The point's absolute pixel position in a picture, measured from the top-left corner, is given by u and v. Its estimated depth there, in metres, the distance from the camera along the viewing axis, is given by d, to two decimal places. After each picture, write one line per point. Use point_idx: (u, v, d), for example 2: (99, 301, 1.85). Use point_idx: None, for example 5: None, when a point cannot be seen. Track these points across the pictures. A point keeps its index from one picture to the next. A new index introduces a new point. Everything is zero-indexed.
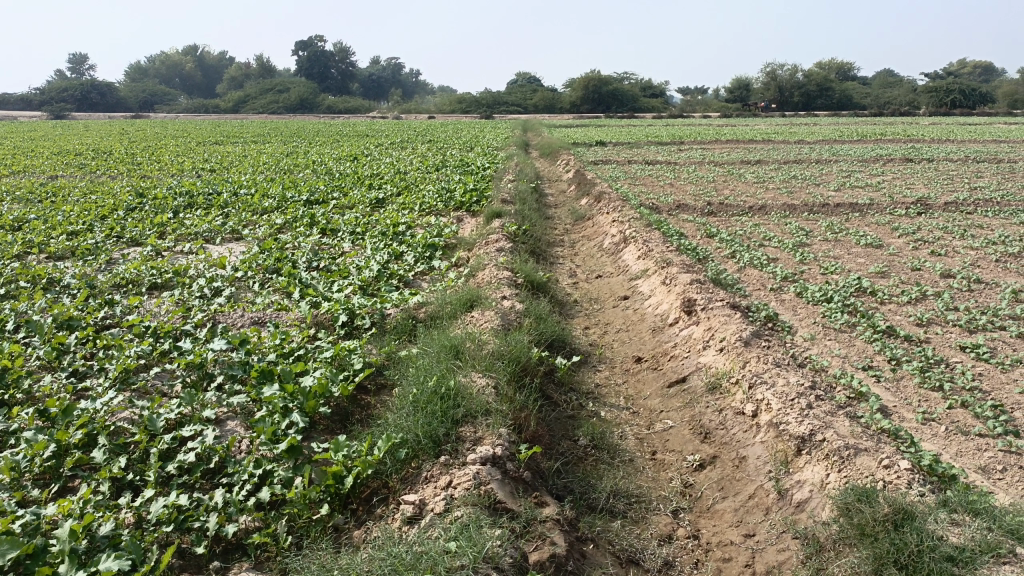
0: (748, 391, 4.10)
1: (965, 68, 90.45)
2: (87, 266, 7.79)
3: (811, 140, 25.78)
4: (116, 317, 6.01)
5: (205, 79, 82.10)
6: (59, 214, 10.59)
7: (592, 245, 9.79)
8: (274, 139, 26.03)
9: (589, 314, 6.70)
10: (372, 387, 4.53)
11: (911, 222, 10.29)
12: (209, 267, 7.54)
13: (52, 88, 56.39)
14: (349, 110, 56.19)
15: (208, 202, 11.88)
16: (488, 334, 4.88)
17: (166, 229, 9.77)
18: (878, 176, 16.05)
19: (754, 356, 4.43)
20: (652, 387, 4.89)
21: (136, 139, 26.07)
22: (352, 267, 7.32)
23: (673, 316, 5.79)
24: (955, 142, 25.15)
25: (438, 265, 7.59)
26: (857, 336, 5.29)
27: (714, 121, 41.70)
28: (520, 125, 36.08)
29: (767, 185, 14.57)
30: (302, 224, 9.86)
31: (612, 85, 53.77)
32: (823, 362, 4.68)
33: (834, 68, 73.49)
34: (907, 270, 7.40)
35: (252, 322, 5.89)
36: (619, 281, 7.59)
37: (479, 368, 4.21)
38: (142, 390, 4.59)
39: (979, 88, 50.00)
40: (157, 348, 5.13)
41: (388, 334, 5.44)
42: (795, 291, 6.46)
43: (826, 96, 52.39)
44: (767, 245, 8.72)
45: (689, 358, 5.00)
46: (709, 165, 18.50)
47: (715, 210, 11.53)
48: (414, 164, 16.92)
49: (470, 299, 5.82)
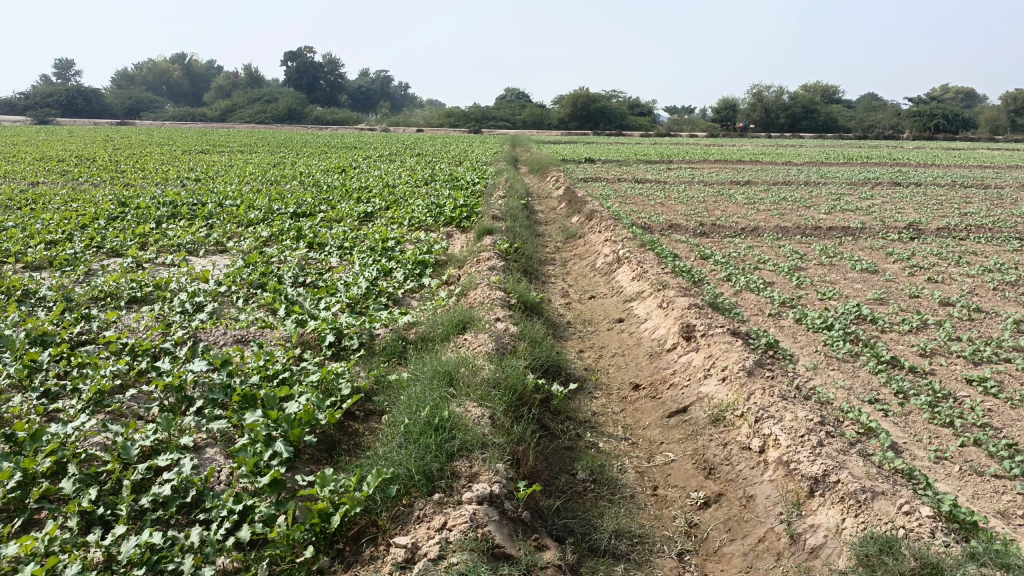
0: (755, 425, 3.94)
1: (948, 94, 91.64)
2: (65, 277, 7.53)
3: (799, 162, 25.87)
4: (92, 333, 5.76)
5: (192, 87, 81.70)
6: (39, 222, 10.30)
7: (584, 265, 9.64)
8: (261, 149, 25.77)
9: (584, 336, 6.53)
10: (360, 413, 4.32)
11: (904, 247, 10.24)
12: (191, 281, 7.30)
13: (37, 92, 55.81)
14: (337, 123, 56.04)
15: (192, 213, 11.63)
16: (482, 359, 4.69)
17: (148, 240, 9.52)
18: (868, 199, 16.06)
19: (759, 387, 4.27)
20: (651, 416, 4.71)
21: (121, 146, 25.75)
22: (340, 283, 7.11)
23: (671, 341, 5.64)
24: (941, 167, 25.32)
25: (429, 283, 7.40)
26: (861, 366, 5.16)
27: (702, 141, 41.87)
28: (508, 140, 36.06)
29: (758, 206, 14.52)
30: (288, 237, 9.65)
31: (600, 103, 53.96)
32: (828, 394, 4.54)
33: (819, 90, 74.25)
34: (905, 297, 7.31)
35: (235, 341, 5.66)
36: (613, 303, 7.44)
37: (473, 396, 4.02)
38: (117, 412, 4.35)
39: (961, 114, 50.64)
40: (135, 368, 4.89)
41: (377, 356, 5.23)
42: (794, 317, 6.33)
43: (812, 118, 52.86)
44: (763, 268, 8.62)
45: (689, 386, 4.83)
46: (699, 185, 18.47)
47: (707, 231, 11.43)
48: (403, 178, 16.75)
49: (463, 321, 5.63)
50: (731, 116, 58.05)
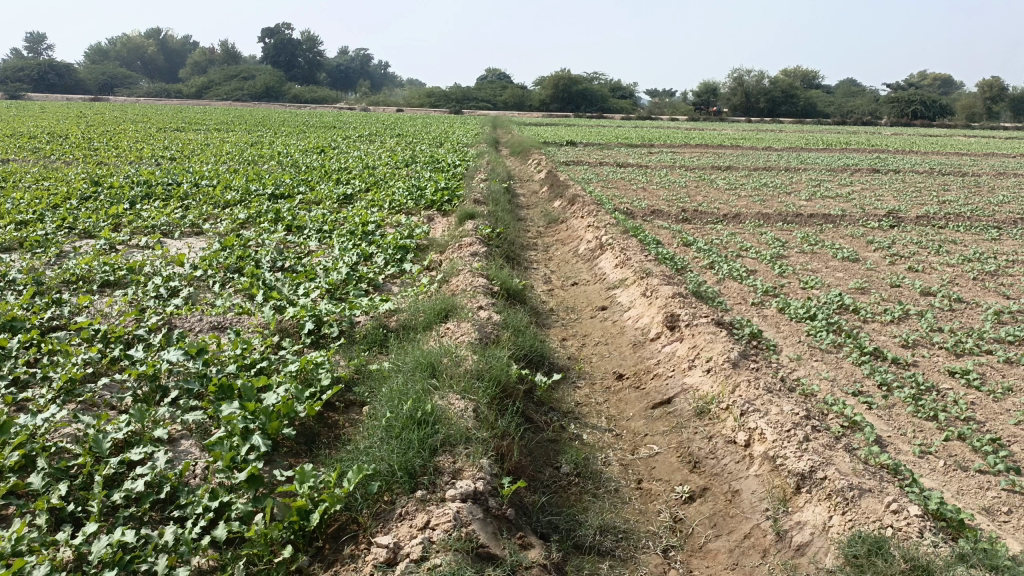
0: (740, 418, 3.91)
1: (926, 81, 92.29)
2: (35, 259, 7.32)
3: (779, 147, 25.93)
4: (63, 318, 5.60)
5: (167, 63, 80.24)
6: (8, 201, 10.02)
7: (566, 250, 9.57)
8: (238, 128, 25.32)
9: (566, 324, 6.47)
10: (340, 404, 4.24)
11: (884, 235, 10.28)
12: (166, 265, 7.13)
13: (6, 65, 54.38)
14: (315, 102, 55.37)
15: (167, 193, 11.39)
16: (465, 349, 4.61)
17: (121, 221, 9.29)
18: (848, 186, 16.11)
19: (744, 379, 4.24)
20: (635, 407, 4.67)
21: (94, 123, 25.21)
22: (319, 268, 6.98)
23: (655, 331, 5.60)
24: (919, 154, 25.51)
25: (410, 268, 7.30)
26: (844, 358, 5.16)
27: (682, 125, 41.83)
28: (490, 122, 35.81)
29: (739, 192, 14.51)
30: (266, 219, 9.48)
31: (582, 85, 53.71)
32: (813, 387, 4.52)
33: (799, 75, 74.50)
34: (886, 286, 7.32)
35: (211, 327, 5.54)
36: (596, 290, 7.38)
37: (456, 389, 3.95)
38: (89, 402, 4.23)
39: (939, 101, 51.08)
40: (108, 356, 4.76)
41: (358, 345, 5.14)
42: (778, 306, 6.31)
43: (791, 104, 53.08)
44: (745, 256, 8.60)
45: (673, 377, 4.79)
46: (681, 170, 18.44)
47: (689, 217, 11.40)
48: (382, 159, 16.52)
49: (445, 309, 5.54)
50: (711, 99, 58.15)
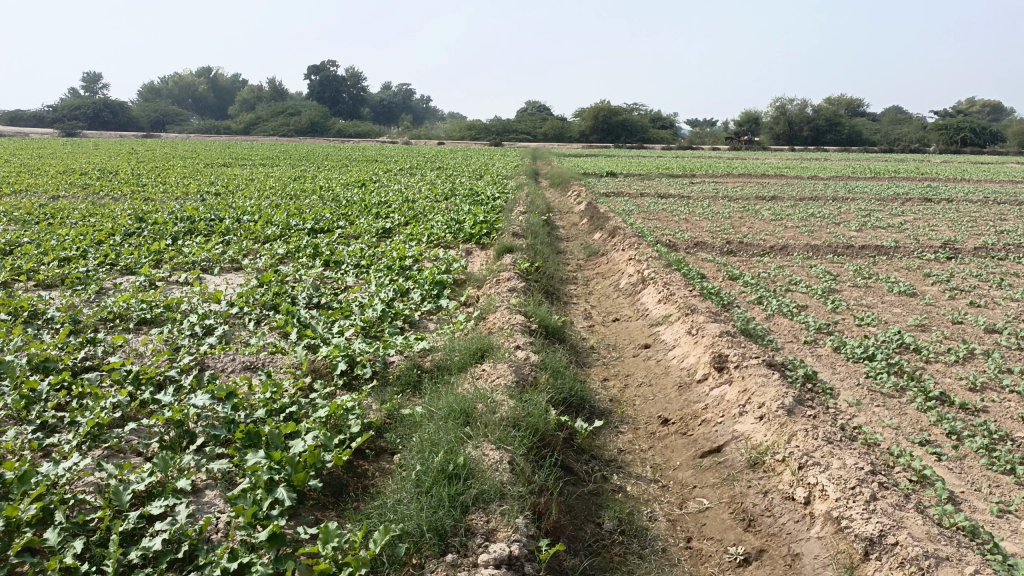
0: (799, 472, 3.62)
1: (975, 107, 90.32)
2: (76, 297, 7.35)
3: (825, 176, 25.39)
4: (97, 358, 5.54)
5: (217, 100, 82.64)
6: (54, 238, 10.19)
7: (607, 284, 9.34)
8: (282, 162, 25.73)
9: (608, 363, 6.22)
10: (370, 451, 4.05)
11: (942, 268, 9.83)
12: (203, 302, 7.08)
13: (64, 105, 56.42)
14: (358, 135, 56.32)
15: (209, 228, 11.47)
16: (502, 393, 4.40)
17: (163, 257, 9.35)
18: (899, 216, 15.60)
19: (801, 428, 3.94)
20: (683, 456, 4.39)
21: (144, 159, 25.86)
22: (355, 305, 6.87)
23: (702, 372, 5.32)
24: (971, 181, 24.71)
25: (446, 304, 7.15)
26: (908, 403, 4.82)
27: (724, 154, 41.40)
28: (529, 153, 35.87)
29: (786, 223, 14.14)
30: (305, 255, 9.44)
31: (622, 116, 53.74)
32: (874, 437, 4.20)
33: (843, 103, 73.53)
34: (947, 323, 6.93)
35: (243, 367, 5.42)
36: (639, 327, 7.12)
37: (491, 438, 3.73)
38: (116, 448, 4.11)
39: (989, 127, 49.82)
40: (137, 400, 4.66)
41: (391, 387, 4.96)
42: (832, 345, 5.98)
43: (836, 132, 52.29)
44: (794, 290, 8.27)
45: (723, 424, 4.51)
46: (724, 200, 18.11)
47: (734, 249, 11.09)
48: (422, 192, 16.52)
49: (481, 349, 5.36)
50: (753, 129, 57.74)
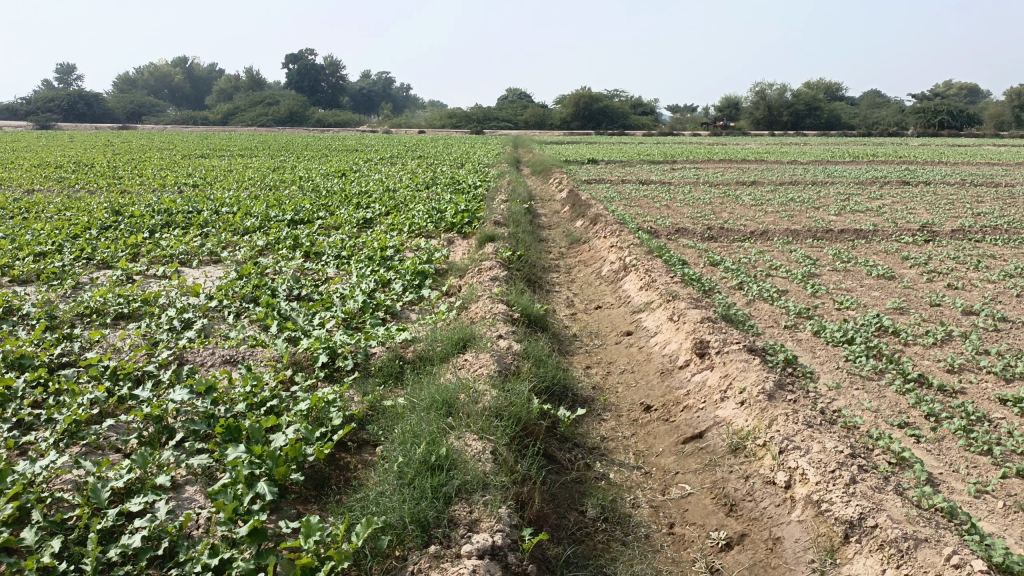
0: (779, 457, 3.64)
1: (951, 90, 91.08)
2: (51, 292, 7.24)
3: (805, 161, 25.53)
4: (74, 354, 5.46)
5: (194, 91, 81.67)
6: (29, 232, 10.04)
7: (589, 272, 9.33)
8: (261, 153, 25.49)
9: (590, 351, 6.22)
10: (352, 443, 4.03)
11: (920, 251, 9.93)
12: (181, 295, 7.00)
13: (37, 97, 55.51)
14: (338, 125, 55.89)
15: (187, 221, 11.35)
16: (484, 383, 4.39)
17: (140, 250, 9.23)
18: (878, 199, 15.72)
19: (782, 413, 3.96)
20: (665, 442, 4.41)
21: (121, 151, 25.53)
22: (336, 296, 6.82)
23: (684, 358, 5.33)
24: (949, 164, 24.94)
25: (428, 294, 7.12)
26: (887, 386, 4.87)
27: (705, 140, 41.47)
28: (510, 141, 35.75)
29: (766, 208, 14.21)
30: (285, 246, 9.37)
31: (603, 102, 53.71)
32: (854, 420, 4.24)
33: (822, 87, 73.93)
34: (925, 305, 7.00)
35: (223, 361, 5.37)
36: (621, 314, 7.14)
37: (474, 428, 3.73)
38: (94, 445, 4.06)
39: (966, 110, 50.27)
40: (115, 395, 4.61)
41: (373, 378, 4.94)
42: (813, 329, 6.02)
43: (815, 116, 52.57)
44: (775, 275, 8.31)
45: (705, 409, 4.53)
46: (705, 186, 18.16)
47: (715, 235, 11.13)
48: (403, 181, 16.42)
49: (463, 339, 5.34)
50: (733, 114, 57.95)
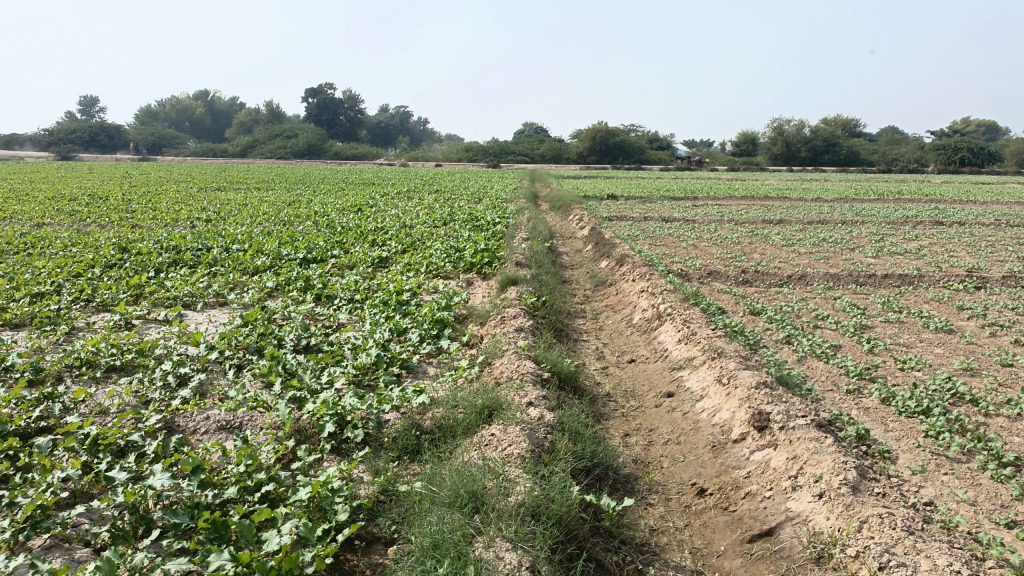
0: (879, 574, 3.03)
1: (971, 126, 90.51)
2: (42, 339, 6.70)
3: (829, 198, 24.90)
4: (53, 418, 4.88)
5: (214, 123, 82.57)
6: (29, 270, 9.55)
7: (619, 319, 8.69)
8: (278, 186, 25.16)
9: (628, 415, 5.56)
10: (360, 542, 3.40)
11: (973, 299, 9.25)
12: (180, 344, 6.44)
13: (60, 128, 55.97)
14: (356, 157, 55.90)
15: (196, 258, 10.86)
16: (515, 467, 3.77)
17: (143, 291, 8.70)
18: (914, 241, 15.02)
19: (875, 514, 3.35)
20: (727, 538, 3.75)
21: (137, 183, 25.29)
22: (347, 349, 6.23)
23: (738, 431, 4.69)
24: (979, 203, 24.14)
25: (447, 346, 6.53)
26: (980, 472, 4.21)
27: (722, 176, 40.97)
28: (528, 175, 35.37)
29: (798, 249, 13.57)
30: (295, 287, 8.83)
31: (620, 137, 53.52)
32: (954, 519, 3.58)
33: (839, 124, 73.86)
34: (996, 366, 6.32)
35: (217, 428, 4.78)
36: (659, 370, 6.49)
37: (506, 535, 3.12)
38: (61, 536, 3.47)
39: (987, 147, 49.59)
40: (92, 472, 4.01)
41: (386, 453, 4.31)
42: (879, 396, 5.36)
43: (834, 152, 52.10)
44: (823, 326, 7.65)
45: (772, 500, 3.89)
46: (731, 224, 17.53)
47: (750, 279, 10.50)
48: (421, 217, 15.94)
49: (488, 407, 4.72)
50: (750, 150, 57.68)
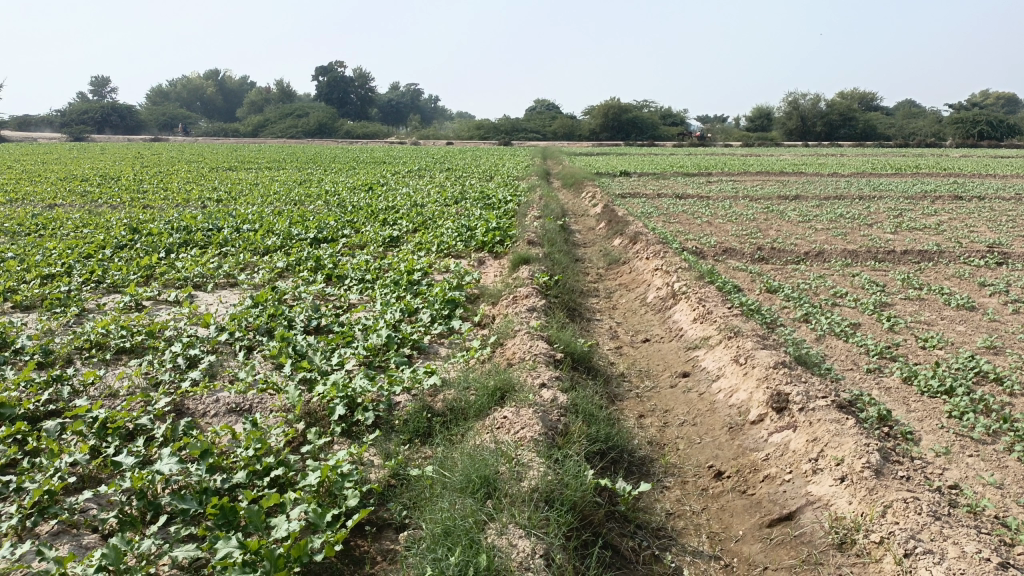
0: (905, 562, 2.94)
1: (989, 98, 88.98)
2: (52, 321, 6.67)
3: (846, 173, 24.56)
4: (62, 401, 4.84)
5: (225, 103, 82.45)
6: (40, 252, 9.53)
7: (632, 298, 8.57)
8: (289, 165, 25.07)
9: (642, 395, 5.46)
10: (370, 527, 3.34)
11: (995, 275, 9.05)
12: (190, 326, 6.38)
13: (72, 109, 55.96)
14: (367, 136, 55.67)
15: (206, 239, 10.80)
16: (529, 450, 3.69)
17: (154, 272, 8.66)
18: (933, 216, 14.76)
19: (899, 499, 3.26)
20: (746, 523, 3.66)
21: (149, 163, 25.26)
22: (357, 329, 6.15)
23: (757, 412, 4.59)
24: (998, 177, 23.70)
25: (459, 326, 6.44)
26: (1006, 453, 4.09)
27: (736, 152, 40.51)
28: (540, 152, 35.08)
29: (815, 225, 13.35)
30: (306, 268, 8.76)
31: (632, 113, 52.98)
32: (981, 504, 3.47)
33: (855, 98, 72.78)
34: (1020, 343, 6.18)
35: (227, 411, 4.73)
36: (674, 350, 6.38)
37: (519, 522, 3.06)
38: (68, 522, 3.42)
39: (1006, 120, 48.78)
40: (101, 457, 3.97)
41: (397, 436, 4.24)
42: (901, 375, 5.23)
43: (850, 127, 51.42)
44: (842, 304, 7.50)
45: (792, 483, 3.79)
46: (746, 200, 17.30)
47: (766, 256, 10.33)
48: (432, 195, 15.81)
49: (500, 388, 4.63)
50: (765, 125, 57.00)
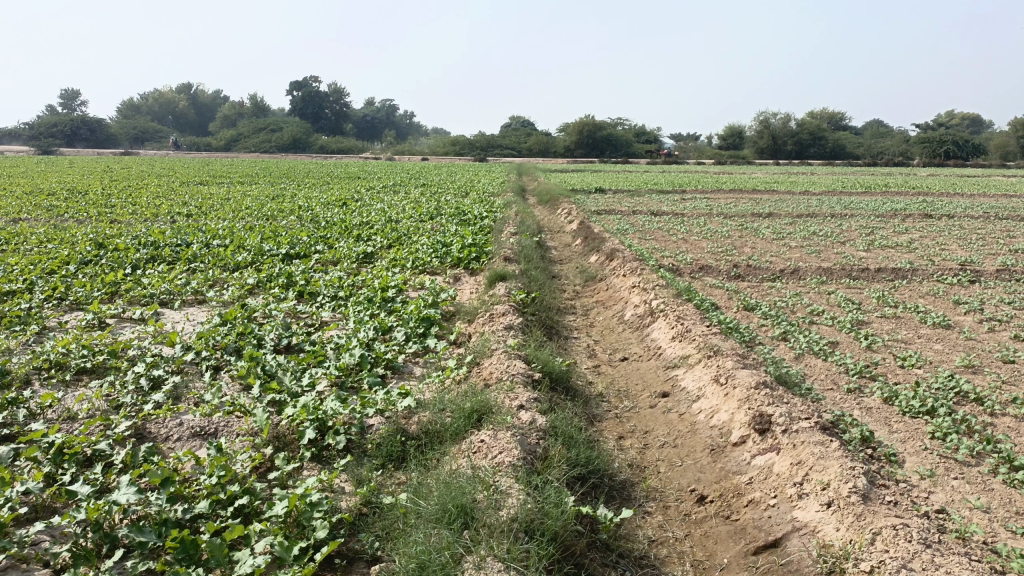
0: None
1: (954, 119, 90.95)
2: (9, 340, 6.41)
3: (818, 191, 24.81)
4: (16, 425, 4.61)
5: (197, 117, 81.67)
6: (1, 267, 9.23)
7: (610, 315, 8.48)
8: (262, 180, 24.79)
9: (622, 416, 5.35)
10: (341, 560, 3.18)
11: (968, 293, 9.10)
12: (155, 344, 6.16)
13: (40, 122, 55.04)
14: (341, 151, 55.40)
15: (175, 255, 10.55)
16: (507, 476, 3.55)
17: (119, 289, 8.40)
18: (904, 234, 14.90)
19: (888, 526, 3.17)
20: (730, 550, 3.55)
21: (118, 178, 24.84)
22: (329, 348, 5.98)
23: (739, 434, 4.49)
24: (965, 196, 24.10)
25: (434, 345, 6.29)
26: (991, 475, 4.04)
27: (708, 170, 40.84)
28: (515, 169, 35.07)
29: (790, 243, 13.40)
30: (277, 284, 8.56)
31: (606, 131, 53.30)
32: (970, 529, 3.40)
33: (824, 117, 73.96)
34: (997, 362, 6.17)
35: (192, 434, 4.53)
36: (653, 369, 6.29)
37: (497, 554, 2.92)
38: (18, 557, 3.21)
39: (971, 140, 49.79)
40: (56, 485, 3.76)
41: (370, 461, 4.07)
42: (881, 395, 5.18)
43: (820, 146, 52.16)
44: (819, 322, 7.47)
45: (777, 508, 3.69)
46: (720, 217, 17.35)
47: (742, 273, 10.32)
48: (406, 211, 15.66)
49: (477, 410, 4.49)
50: (737, 143, 57.64)
